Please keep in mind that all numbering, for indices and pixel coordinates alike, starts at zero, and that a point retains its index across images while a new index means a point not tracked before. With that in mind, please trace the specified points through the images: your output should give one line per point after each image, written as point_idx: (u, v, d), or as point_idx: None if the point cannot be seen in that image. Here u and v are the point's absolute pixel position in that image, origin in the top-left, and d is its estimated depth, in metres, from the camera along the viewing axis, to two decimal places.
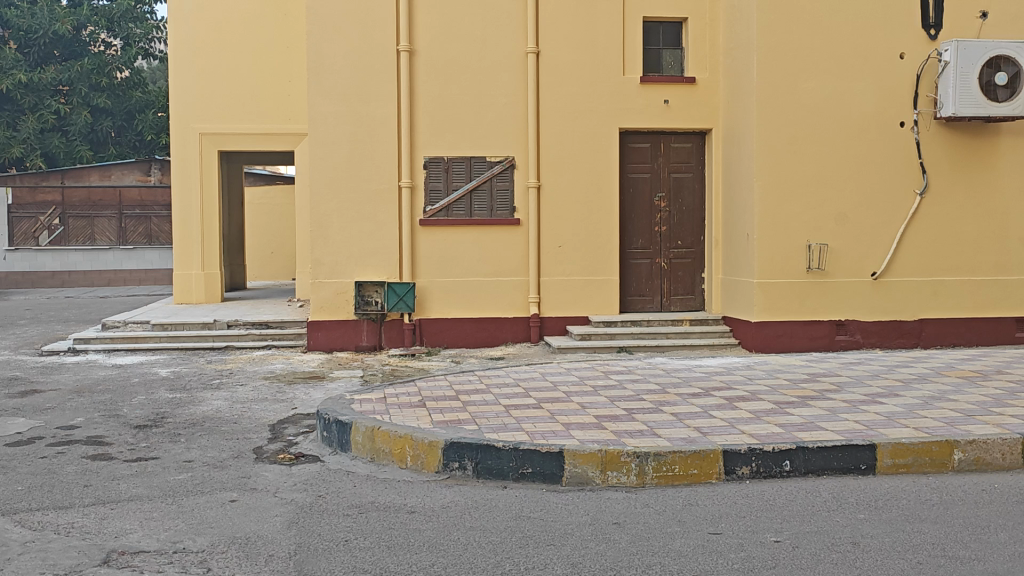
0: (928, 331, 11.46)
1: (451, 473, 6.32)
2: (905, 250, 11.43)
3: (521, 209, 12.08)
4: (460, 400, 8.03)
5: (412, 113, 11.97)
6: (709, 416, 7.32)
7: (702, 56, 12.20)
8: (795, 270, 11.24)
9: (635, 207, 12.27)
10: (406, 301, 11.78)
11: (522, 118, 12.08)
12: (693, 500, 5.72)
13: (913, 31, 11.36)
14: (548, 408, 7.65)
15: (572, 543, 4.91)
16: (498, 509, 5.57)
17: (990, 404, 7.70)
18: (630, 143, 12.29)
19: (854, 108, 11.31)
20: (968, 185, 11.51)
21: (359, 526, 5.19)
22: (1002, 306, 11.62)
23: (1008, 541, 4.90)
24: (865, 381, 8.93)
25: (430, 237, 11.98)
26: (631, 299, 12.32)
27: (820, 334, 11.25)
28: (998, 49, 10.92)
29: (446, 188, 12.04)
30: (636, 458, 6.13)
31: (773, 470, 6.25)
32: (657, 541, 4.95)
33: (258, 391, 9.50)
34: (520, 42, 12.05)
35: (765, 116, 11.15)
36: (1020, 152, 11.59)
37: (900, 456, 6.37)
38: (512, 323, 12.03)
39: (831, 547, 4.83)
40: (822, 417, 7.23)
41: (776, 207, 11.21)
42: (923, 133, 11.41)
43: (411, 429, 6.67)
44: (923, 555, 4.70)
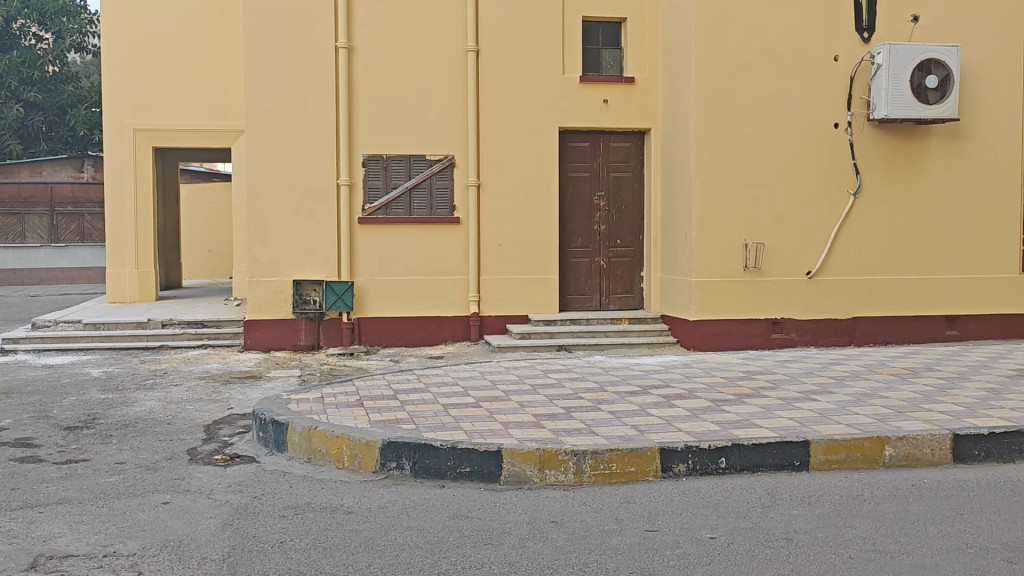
0: (861, 330, 11.65)
1: (388, 473, 6.29)
2: (839, 250, 11.62)
3: (461, 208, 12.06)
4: (398, 399, 7.97)
5: (351, 110, 11.88)
6: (646, 414, 7.35)
7: (641, 57, 12.29)
8: (732, 269, 11.36)
9: (574, 206, 12.31)
10: (345, 300, 11.70)
11: (462, 116, 12.06)
12: (630, 498, 5.74)
13: (847, 34, 11.54)
14: (486, 407, 7.63)
15: (510, 542, 4.90)
16: (435, 508, 5.54)
17: (920, 401, 7.85)
18: (570, 143, 12.32)
19: (789, 109, 11.47)
20: (900, 187, 11.73)
21: (295, 527, 5.14)
22: (933, 304, 11.86)
23: (937, 535, 5.00)
24: (799, 378, 9.05)
25: (369, 236, 11.91)
26: (570, 298, 12.35)
27: (756, 332, 11.38)
28: (928, 53, 11.17)
29: (385, 186, 11.97)
30: (574, 457, 6.14)
31: (709, 467, 6.31)
32: (594, 539, 4.96)
33: (192, 391, 9.36)
34: (460, 40, 12.02)
35: (703, 117, 11.24)
36: (951, 153, 11.82)
37: (833, 452, 6.47)
38: (452, 322, 12.01)
39: (765, 542, 4.89)
40: (757, 415, 7.30)
41: (714, 206, 11.32)
42: (856, 134, 11.59)
43: (349, 429, 6.62)
44: (854, 550, 4.77)
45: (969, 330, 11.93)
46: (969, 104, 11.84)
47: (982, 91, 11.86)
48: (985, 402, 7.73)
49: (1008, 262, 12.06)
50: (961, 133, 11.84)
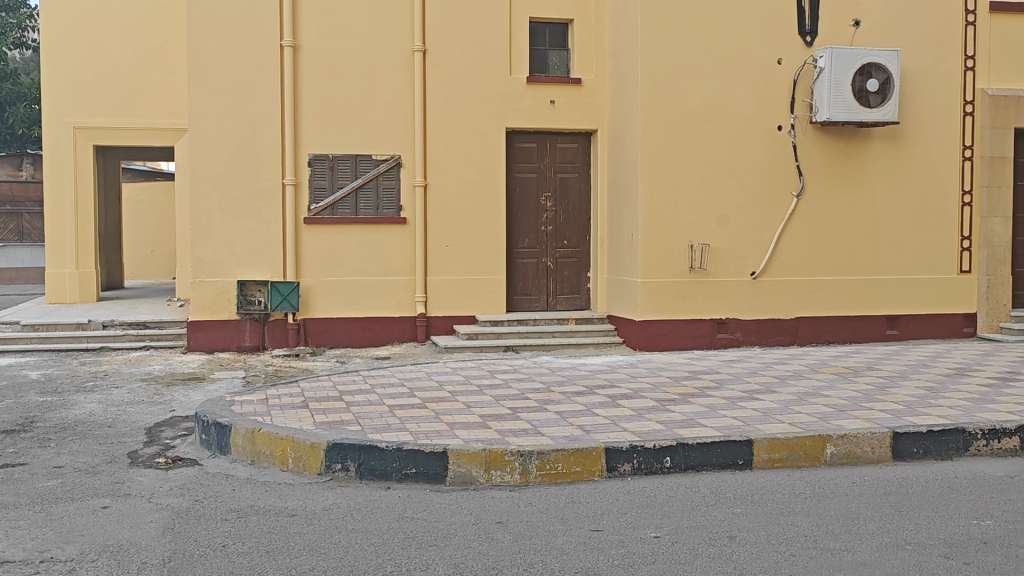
0: (804, 329, 11.80)
1: (333, 474, 6.24)
2: (783, 251, 11.76)
3: (407, 208, 12.02)
4: (344, 400, 7.94)
5: (296, 109, 11.79)
6: (592, 413, 7.39)
7: (588, 58, 12.34)
8: (677, 270, 11.44)
9: (522, 207, 12.34)
10: (290, 300, 11.61)
11: (409, 116, 12.01)
12: (575, 498, 5.77)
13: (790, 37, 11.69)
14: (433, 408, 7.61)
15: (455, 543, 4.90)
16: (381, 510, 5.52)
17: (860, 400, 7.97)
18: (517, 143, 12.33)
19: (734, 111, 11.58)
20: (842, 188, 11.90)
21: (238, 531, 5.08)
22: (874, 305, 12.05)
23: (877, 532, 5.08)
24: (743, 377, 9.15)
25: (315, 236, 11.82)
26: (517, 298, 12.38)
27: (702, 332, 11.47)
28: (870, 57, 11.36)
29: (331, 186, 11.88)
30: (520, 458, 6.15)
31: (654, 467, 6.35)
32: (539, 540, 4.96)
33: (134, 393, 9.22)
34: (406, 39, 11.98)
35: (650, 118, 11.30)
36: (891, 156, 12.02)
37: (776, 451, 6.55)
38: (398, 322, 11.95)
39: (708, 541, 4.93)
40: (702, 414, 7.37)
41: (661, 207, 11.39)
42: (799, 136, 11.73)
43: (293, 431, 6.57)
44: (796, 547, 4.83)
45: (909, 329, 12.14)
46: (909, 107, 12.04)
47: (921, 94, 12.07)
48: (924, 401, 7.87)
49: (946, 262, 12.28)
50: (901, 136, 12.04)
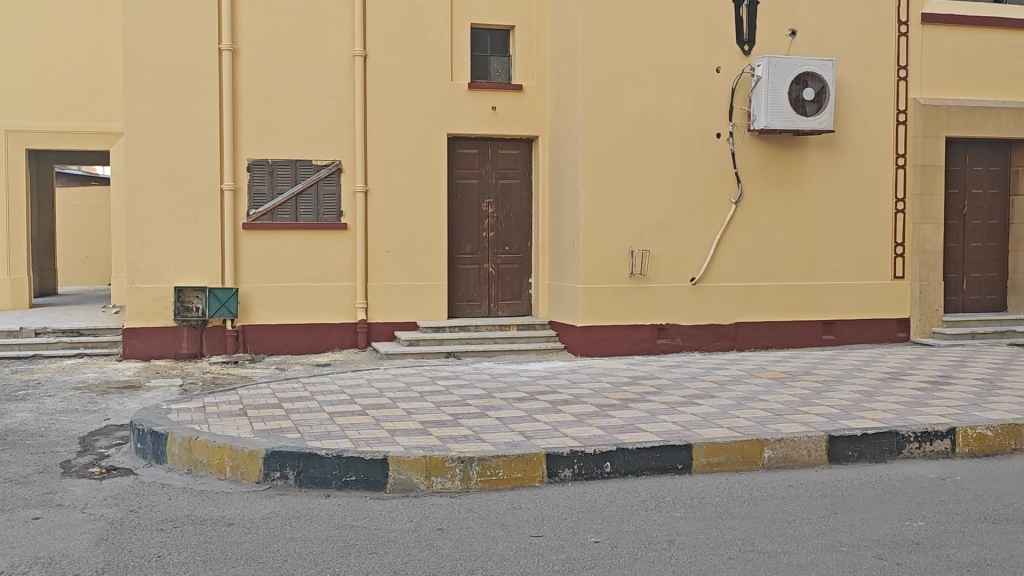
0: (742, 335, 11.94)
1: (272, 483, 6.18)
2: (722, 257, 11.89)
3: (348, 213, 11.94)
4: (283, 408, 7.87)
5: (235, 113, 11.66)
6: (533, 419, 7.41)
7: (529, 65, 12.40)
8: (618, 276, 11.52)
9: (463, 213, 12.33)
10: (229, 306, 11.48)
11: (350, 121, 11.94)
12: (516, 504, 5.77)
13: (728, 46, 11.84)
14: (373, 415, 7.56)
15: (395, 550, 4.87)
16: (320, 518, 5.47)
17: (797, 403, 8.10)
18: (459, 149, 12.33)
19: (673, 119, 11.70)
20: (779, 195, 12.07)
21: (173, 541, 5.01)
22: (811, 310, 12.23)
23: (812, 534, 5.14)
24: (683, 382, 9.24)
25: (253, 241, 11.68)
26: (459, 304, 12.36)
27: (642, 338, 11.55)
28: (806, 66, 11.56)
29: (270, 191, 11.76)
30: (460, 464, 6.14)
31: (594, 472, 6.37)
32: (479, 546, 4.96)
33: (67, 402, 9.03)
34: (347, 43, 11.91)
35: (590, 125, 11.37)
36: (827, 164, 12.22)
37: (714, 455, 6.61)
38: (339, 329, 11.88)
39: (648, 545, 4.96)
40: (642, 418, 7.43)
41: (602, 214, 11.46)
42: (737, 144, 11.89)
43: (230, 439, 6.49)
44: (734, 550, 4.88)
45: (845, 334, 12.35)
46: (844, 116, 12.26)
47: (856, 103, 12.30)
48: (859, 405, 8.00)
49: (880, 268, 12.52)
50: (837, 144, 12.25)
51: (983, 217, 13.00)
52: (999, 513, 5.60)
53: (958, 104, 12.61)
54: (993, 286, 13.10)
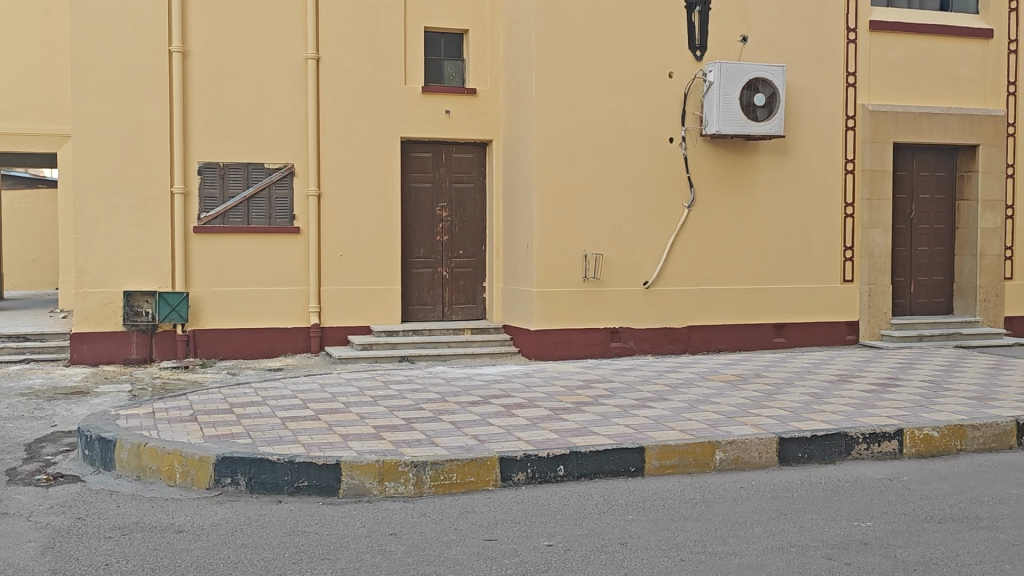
0: (695, 338, 12.03)
1: (223, 489, 6.13)
2: (675, 260, 11.98)
3: (301, 217, 11.87)
4: (235, 413, 7.79)
5: (185, 115, 11.53)
6: (486, 423, 7.41)
7: (483, 69, 12.42)
8: (572, 279, 11.55)
9: (417, 217, 12.30)
10: (179, 311, 11.35)
11: (302, 124, 11.86)
12: (469, 508, 5.77)
13: (680, 52, 11.94)
14: (326, 420, 7.52)
15: (347, 556, 4.85)
16: (271, 524, 5.43)
17: (748, 406, 8.17)
18: (413, 152, 12.30)
19: (626, 123, 11.77)
20: (730, 200, 12.18)
21: (122, 548, 4.94)
22: (763, 313, 12.35)
23: (763, 535, 5.19)
24: (636, 386, 9.29)
25: (204, 245, 11.57)
26: (413, 308, 12.33)
27: (596, 341, 11.59)
28: (756, 72, 11.69)
29: (221, 195, 11.67)
30: (413, 468, 6.12)
31: (547, 475, 6.39)
32: (432, 550, 4.95)
33: (13, 408, 8.87)
34: (300, 46, 11.84)
35: (544, 129, 11.39)
36: (777, 169, 12.35)
37: (667, 458, 6.65)
38: (291, 334, 11.79)
39: (600, 548, 4.98)
40: (595, 422, 7.46)
41: (554, 217, 11.48)
42: (689, 148, 11.99)
43: (180, 445, 6.42)
44: (686, 552, 4.91)
45: (795, 337, 12.49)
46: (794, 122, 12.40)
47: (806, 109, 12.45)
48: (809, 407, 8.10)
49: (831, 272, 12.67)
50: (787, 149, 12.39)
51: (930, 221, 13.23)
52: (945, 512, 5.69)
53: (906, 110, 12.81)
54: (940, 290, 13.31)
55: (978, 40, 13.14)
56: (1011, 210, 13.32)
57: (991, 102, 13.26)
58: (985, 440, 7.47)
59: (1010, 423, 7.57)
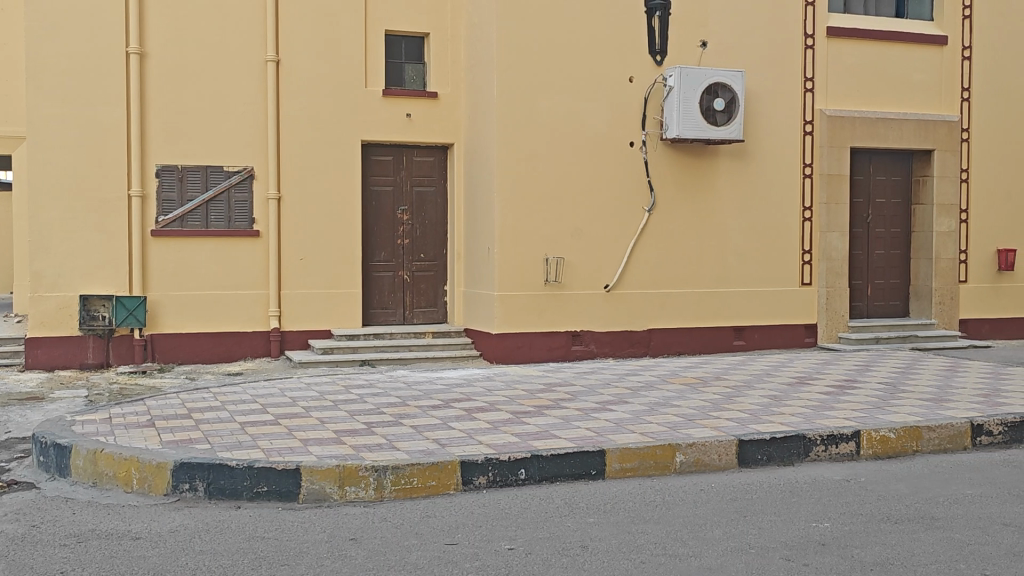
0: (655, 341, 12.08)
1: (181, 495, 6.06)
2: (635, 264, 12.03)
3: (261, 221, 11.79)
4: (193, 418, 7.72)
5: (142, 117, 11.41)
6: (448, 427, 7.39)
7: (444, 73, 12.42)
8: (533, 283, 11.56)
9: (378, 220, 12.26)
10: (137, 315, 11.24)
11: (262, 127, 11.78)
12: (430, 512, 5.75)
13: (640, 56, 12.00)
14: (286, 425, 7.47)
15: (307, 562, 4.81)
16: (230, 530, 5.38)
17: (708, 409, 8.22)
18: (374, 156, 12.26)
19: (587, 127, 11.81)
20: (690, 203, 12.26)
21: (77, 556, 4.88)
22: (722, 316, 12.44)
23: (722, 537, 5.23)
24: (597, 389, 9.32)
25: (162, 249, 11.45)
26: (373, 312, 12.28)
27: (557, 344, 11.61)
28: (716, 77, 11.79)
29: (180, 198, 11.55)
30: (374, 473, 6.10)
31: (508, 479, 6.39)
32: (393, 555, 4.93)
33: None
34: (259, 48, 11.76)
35: (505, 133, 11.40)
36: (736, 173, 12.45)
37: (627, 460, 6.68)
38: (251, 338, 11.71)
39: (561, 551, 4.98)
40: (556, 425, 7.47)
41: (516, 220, 11.49)
42: (650, 153, 12.05)
43: (138, 450, 6.35)
44: (646, 554, 4.93)
45: (754, 340, 12.59)
46: (753, 126, 12.51)
47: (764, 114, 12.57)
48: (768, 409, 8.16)
49: (789, 276, 12.78)
50: (746, 154, 12.49)
51: (886, 225, 13.40)
52: (901, 513, 5.77)
53: (862, 115, 12.96)
54: (896, 293, 13.49)
55: (933, 47, 13.33)
56: (966, 214, 13.50)
57: (946, 108, 13.44)
58: (941, 441, 7.57)
59: (965, 423, 7.68)
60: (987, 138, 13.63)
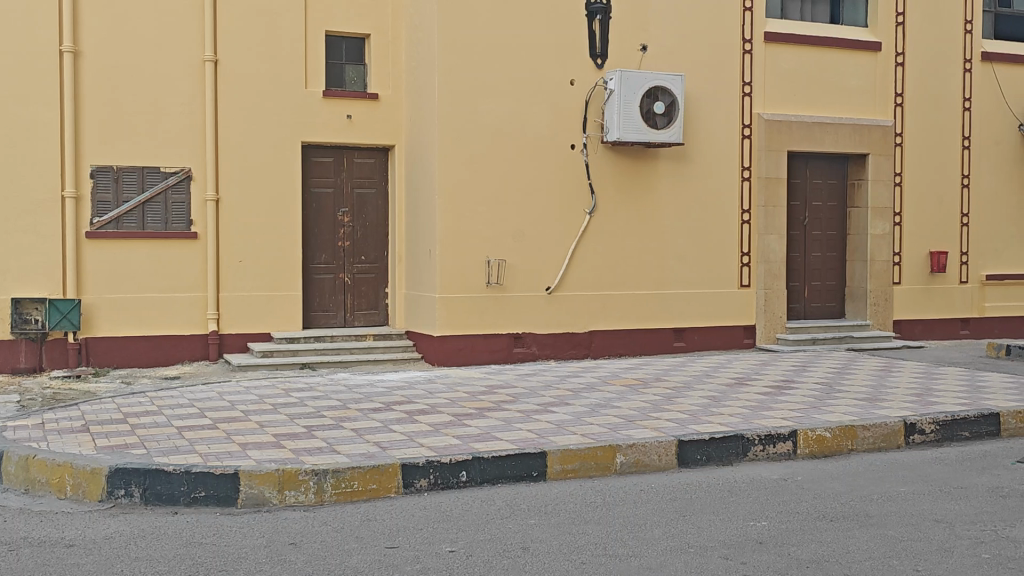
0: (596, 343, 12.15)
1: (116, 501, 5.96)
2: (576, 267, 12.09)
3: (199, 222, 11.63)
4: (129, 423, 7.59)
5: (76, 117, 11.20)
6: (389, 430, 7.36)
7: (385, 74, 12.38)
8: (474, 285, 11.56)
9: (318, 222, 12.18)
10: (71, 318, 11.01)
11: (200, 128, 11.64)
12: (371, 515, 5.72)
13: (581, 59, 12.06)
14: (224, 429, 7.38)
15: (246, 567, 4.76)
16: (167, 536, 5.31)
17: (648, 409, 8.29)
18: (314, 157, 12.17)
19: (529, 130, 11.84)
20: (631, 206, 12.35)
21: (8, 565, 4.77)
22: (663, 318, 12.54)
23: (662, 537, 5.27)
24: (538, 390, 9.34)
25: (97, 251, 11.24)
26: (314, 315, 12.19)
27: (499, 347, 11.62)
28: (656, 80, 11.91)
29: (116, 199, 11.35)
30: (314, 476, 6.05)
31: (449, 481, 6.38)
32: (334, 559, 4.90)
33: None
34: (197, 48, 11.61)
35: (447, 135, 11.39)
36: (676, 176, 12.56)
37: (568, 462, 6.70)
38: (188, 341, 11.56)
39: (502, 553, 4.99)
40: (498, 427, 7.48)
41: (457, 223, 11.49)
42: (591, 156, 12.11)
43: (71, 456, 6.24)
44: (586, 555, 4.96)
45: (695, 341, 12.71)
46: (692, 130, 12.64)
47: (703, 118, 12.71)
48: (707, 410, 8.25)
49: (728, 278, 12.92)
50: (686, 157, 12.62)
51: (822, 227, 13.64)
52: (837, 511, 5.86)
53: (799, 119, 13.17)
54: (832, 294, 13.72)
55: (867, 53, 13.57)
56: (899, 217, 13.77)
57: (880, 113, 13.70)
58: (875, 440, 7.72)
59: (898, 422, 7.83)
60: (919, 143, 13.90)
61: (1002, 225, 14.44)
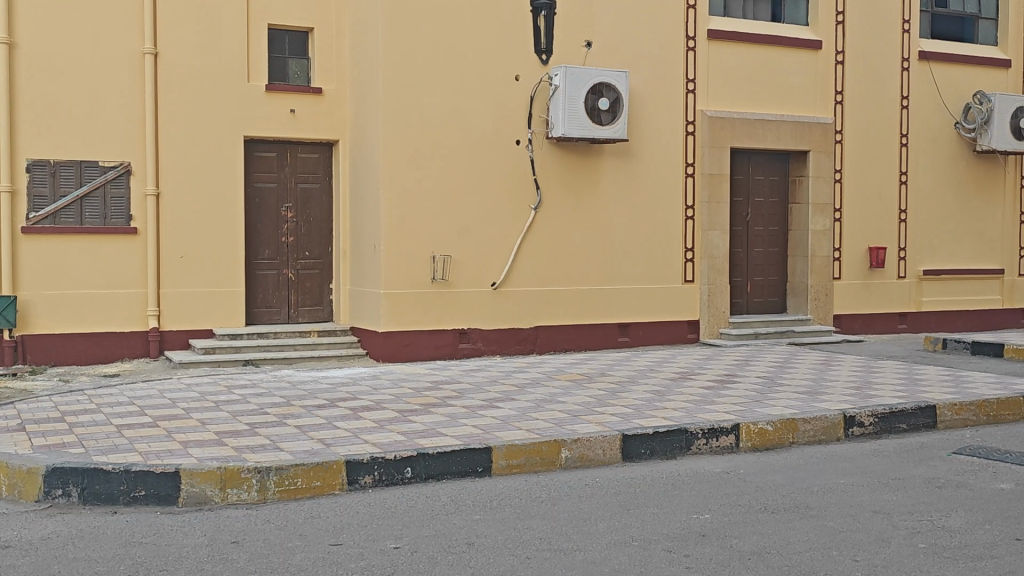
0: (542, 338, 12.18)
1: (52, 501, 5.85)
2: (522, 263, 12.10)
3: (139, 217, 11.45)
4: (67, 421, 7.46)
5: (12, 109, 10.94)
6: (332, 427, 7.31)
7: (328, 68, 12.28)
8: (419, 281, 11.53)
9: (261, 217, 12.06)
10: (6, 316, 10.74)
11: (139, 121, 11.45)
12: (314, 513, 5.68)
13: (526, 55, 12.07)
14: (165, 427, 7.26)
15: (188, 566, 4.70)
16: (106, 536, 5.22)
17: (593, 404, 8.33)
18: (257, 152, 12.05)
19: (474, 126, 11.82)
20: (575, 202, 12.39)
21: None
22: (608, 313, 12.60)
23: (606, 530, 5.30)
24: (484, 386, 9.33)
25: (33, 247, 10.99)
26: (257, 311, 12.08)
27: (444, 342, 11.62)
28: (600, 76, 11.96)
29: (52, 194, 11.08)
30: (257, 474, 5.99)
31: (395, 477, 6.36)
32: (276, 557, 4.85)
33: None
34: (136, 40, 11.43)
35: (391, 129, 11.33)
36: (620, 172, 12.63)
37: (514, 457, 6.71)
38: (129, 338, 11.39)
39: (447, 549, 4.98)
40: (442, 423, 7.46)
41: (402, 218, 11.44)
42: (536, 151, 12.13)
43: (8, 456, 6.13)
44: (531, 550, 4.96)
45: (639, 336, 12.80)
46: (636, 126, 12.71)
47: (647, 114, 12.79)
48: (651, 404, 8.31)
49: (672, 273, 13.03)
50: (630, 153, 12.69)
51: (764, 223, 13.80)
52: (778, 503, 5.93)
53: (742, 116, 13.30)
54: (774, 289, 13.90)
55: (807, 50, 13.75)
56: (839, 213, 13.97)
57: (821, 110, 13.89)
58: (816, 432, 7.83)
59: (838, 415, 7.95)
60: (859, 140, 14.12)
61: (939, 221, 14.71)
